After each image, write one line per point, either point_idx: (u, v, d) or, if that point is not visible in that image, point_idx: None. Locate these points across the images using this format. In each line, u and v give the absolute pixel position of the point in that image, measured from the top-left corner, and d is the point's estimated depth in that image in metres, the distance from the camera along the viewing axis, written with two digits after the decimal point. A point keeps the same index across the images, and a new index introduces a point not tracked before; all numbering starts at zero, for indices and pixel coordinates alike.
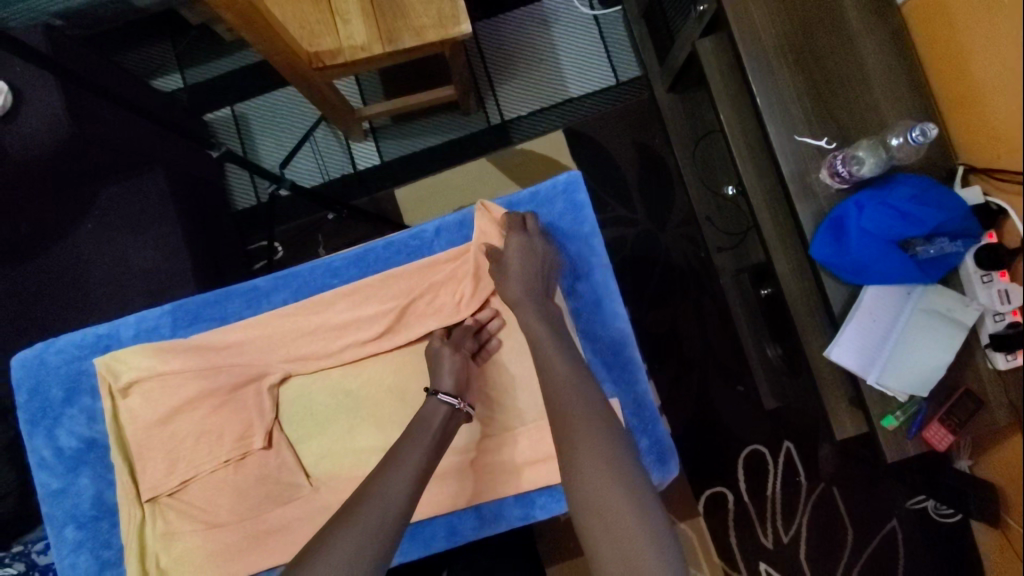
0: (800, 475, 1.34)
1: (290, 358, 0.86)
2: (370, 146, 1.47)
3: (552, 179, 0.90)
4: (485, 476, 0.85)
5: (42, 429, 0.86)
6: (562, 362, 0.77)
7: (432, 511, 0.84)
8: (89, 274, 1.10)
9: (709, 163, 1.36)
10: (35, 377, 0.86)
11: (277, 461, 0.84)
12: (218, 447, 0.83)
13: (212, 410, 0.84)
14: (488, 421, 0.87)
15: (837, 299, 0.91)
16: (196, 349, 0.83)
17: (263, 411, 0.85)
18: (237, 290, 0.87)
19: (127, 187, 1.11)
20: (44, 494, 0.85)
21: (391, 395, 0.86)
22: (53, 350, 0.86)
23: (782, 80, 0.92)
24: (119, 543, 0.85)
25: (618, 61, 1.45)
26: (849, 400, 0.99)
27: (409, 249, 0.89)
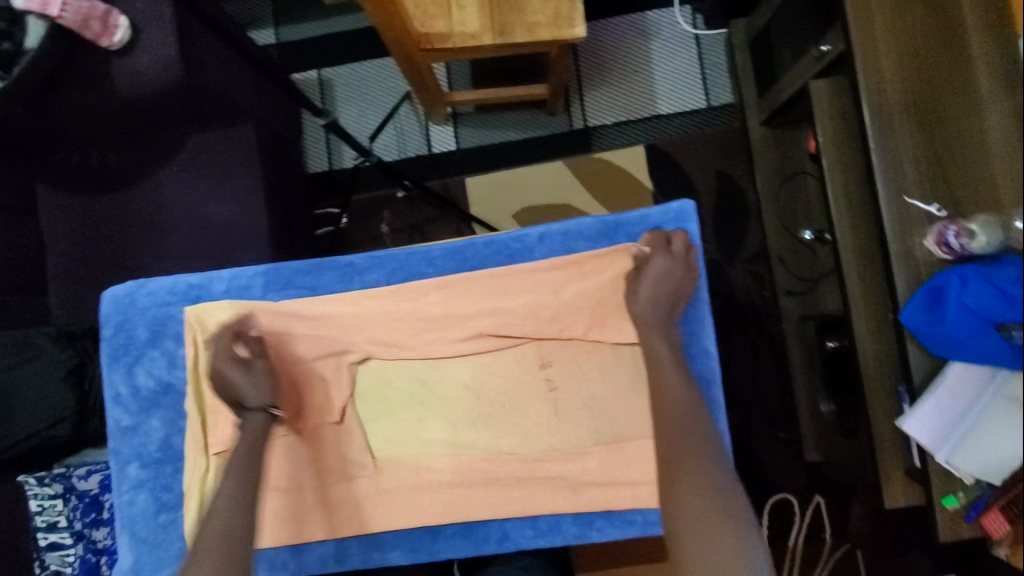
0: (825, 531, 1.33)
1: (373, 341, 0.87)
2: (448, 130, 1.46)
3: (665, 206, 0.85)
4: (541, 493, 0.83)
5: (123, 365, 0.88)
6: (671, 372, 0.77)
7: (493, 514, 0.83)
8: (168, 215, 1.12)
9: (791, 206, 1.32)
10: (123, 315, 0.88)
11: (349, 438, 0.86)
12: (293, 416, 0.86)
13: (292, 376, 0.86)
14: (558, 433, 0.85)
15: (918, 370, 0.88)
16: (281, 311, 0.85)
17: (342, 385, 0.86)
18: (330, 262, 0.88)
19: (219, 137, 1.13)
20: (115, 429, 0.87)
21: (471, 396, 0.86)
22: (143, 291, 0.88)
23: (900, 138, 0.89)
24: (178, 489, 0.86)
25: (713, 85, 1.43)
26: (905, 471, 0.98)
27: (508, 250, 0.88)
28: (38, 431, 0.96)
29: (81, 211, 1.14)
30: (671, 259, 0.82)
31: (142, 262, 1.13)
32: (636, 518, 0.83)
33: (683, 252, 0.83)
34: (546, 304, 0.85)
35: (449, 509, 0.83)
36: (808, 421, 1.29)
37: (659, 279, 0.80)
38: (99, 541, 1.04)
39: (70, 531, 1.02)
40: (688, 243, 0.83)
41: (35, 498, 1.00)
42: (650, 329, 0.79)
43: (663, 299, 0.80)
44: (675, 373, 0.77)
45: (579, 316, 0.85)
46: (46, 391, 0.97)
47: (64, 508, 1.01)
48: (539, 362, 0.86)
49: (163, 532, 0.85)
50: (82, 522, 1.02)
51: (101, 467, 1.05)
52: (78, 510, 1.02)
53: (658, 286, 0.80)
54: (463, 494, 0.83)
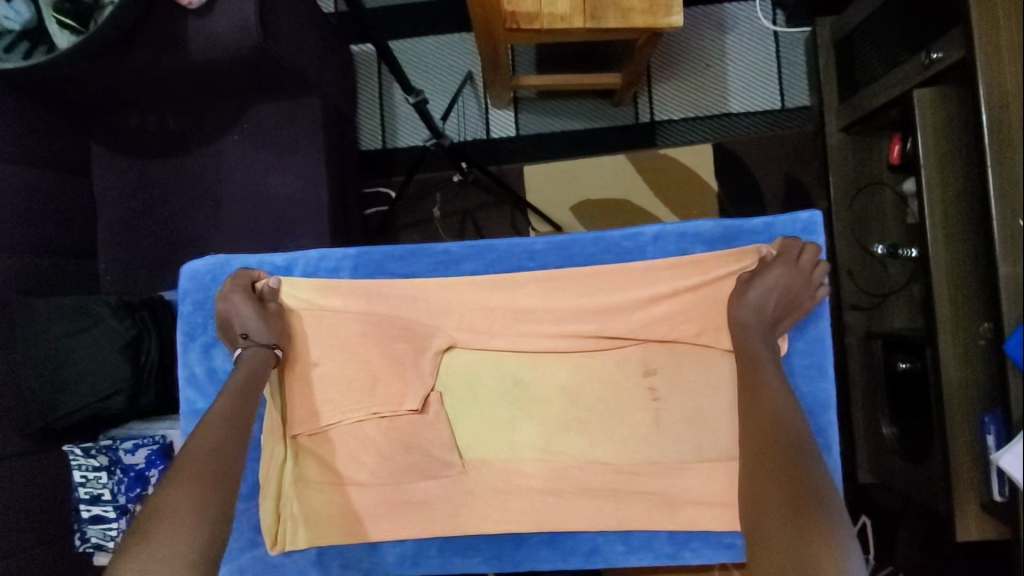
0: (869, 552, 1.31)
1: (460, 328, 0.84)
2: (509, 115, 1.41)
3: (793, 215, 0.81)
4: (635, 505, 0.81)
5: (200, 345, 0.84)
6: (771, 374, 0.74)
7: (580, 525, 0.81)
8: (226, 185, 1.08)
9: (864, 217, 1.26)
10: (203, 292, 0.84)
11: (431, 431, 0.83)
12: (371, 399, 0.83)
13: (372, 359, 0.83)
14: (633, 448, 0.83)
15: (1019, 404, 0.83)
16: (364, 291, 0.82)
17: (423, 376, 0.84)
18: (426, 251, 0.84)
19: (283, 108, 1.08)
20: (188, 411, 0.83)
21: (564, 398, 0.85)
22: (229, 268, 0.84)
23: (1020, 158, 0.83)
24: (253, 476, 0.84)
25: (789, 87, 1.37)
26: (980, 503, 0.94)
27: (618, 249, 0.84)
28: (92, 403, 0.93)
29: (140, 177, 1.10)
30: (792, 267, 0.78)
31: (197, 234, 1.09)
32: (731, 541, 0.81)
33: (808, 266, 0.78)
34: (643, 306, 0.82)
35: (540, 519, 0.81)
36: (863, 440, 1.26)
37: (774, 286, 0.77)
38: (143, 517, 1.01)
39: (114, 505, 0.99)
40: (815, 258, 0.79)
41: (79, 468, 0.98)
42: (750, 334, 0.77)
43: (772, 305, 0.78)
44: (775, 376, 0.74)
45: (681, 323, 0.82)
46: (99, 361, 0.93)
47: (109, 481, 0.98)
48: (641, 370, 0.84)
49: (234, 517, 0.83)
50: (126, 496, 0.99)
51: (147, 442, 0.98)
52: (122, 484, 0.99)
53: (771, 293, 0.77)
54: (539, 500, 0.82)
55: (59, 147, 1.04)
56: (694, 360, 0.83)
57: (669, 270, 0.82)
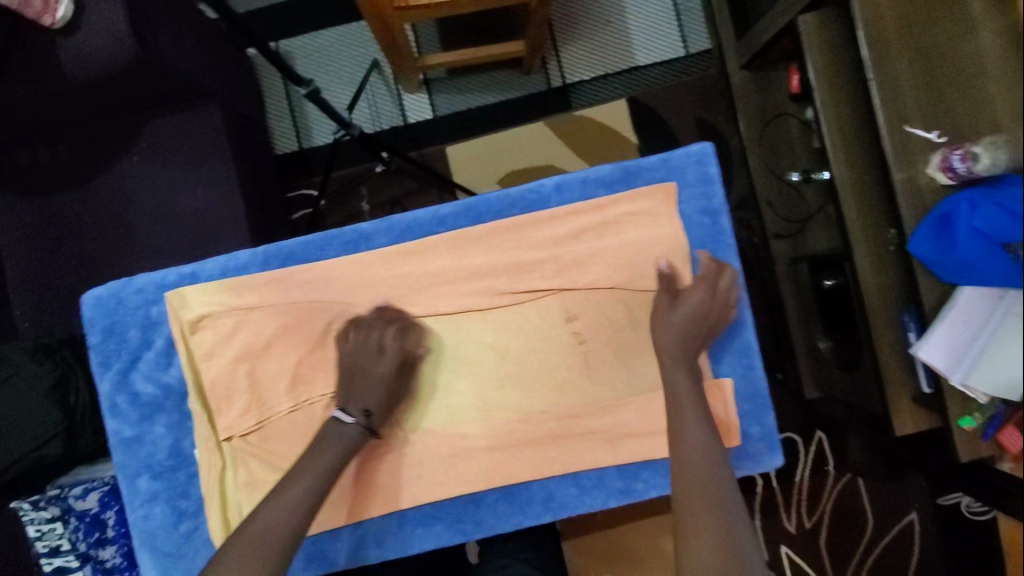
0: (828, 464, 1.40)
1: (375, 299, 0.82)
2: (423, 98, 1.39)
3: (685, 148, 0.82)
4: (578, 448, 0.82)
5: (116, 372, 0.80)
6: (693, 414, 0.75)
7: (535, 475, 0.81)
8: (132, 208, 1.03)
9: (776, 147, 1.32)
10: (111, 317, 0.81)
11: (369, 411, 0.81)
12: (303, 389, 0.80)
13: (292, 347, 0.80)
14: (570, 394, 0.82)
15: (928, 296, 0.90)
16: (277, 283, 0.80)
17: (346, 353, 0.81)
18: (337, 234, 0.82)
19: (181, 121, 1.03)
20: (117, 442, 0.81)
21: (494, 354, 0.84)
22: (131, 289, 0.80)
23: (898, 66, 0.88)
24: (197, 494, 0.81)
25: (690, 33, 1.40)
26: (912, 398, 1.01)
27: (524, 203, 0.84)
28: (25, 455, 0.88)
29: (37, 214, 1.04)
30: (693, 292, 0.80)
31: (111, 264, 1.04)
32: None
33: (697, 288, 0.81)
34: (565, 255, 0.82)
35: (489, 475, 0.81)
36: (805, 358, 1.33)
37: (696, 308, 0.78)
38: (107, 561, 0.97)
39: (75, 555, 0.95)
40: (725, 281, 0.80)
41: (31, 523, 0.93)
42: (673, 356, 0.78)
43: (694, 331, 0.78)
44: (696, 422, 0.74)
45: (599, 271, 0.82)
46: (26, 409, 0.89)
47: (65, 531, 0.94)
48: (564, 316, 0.83)
49: (187, 540, 0.80)
50: (86, 542, 0.95)
51: (97, 484, 0.97)
52: (80, 531, 0.95)
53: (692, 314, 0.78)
54: (488, 455, 0.82)
55: None
56: (612, 309, 0.83)
57: (575, 215, 0.83)
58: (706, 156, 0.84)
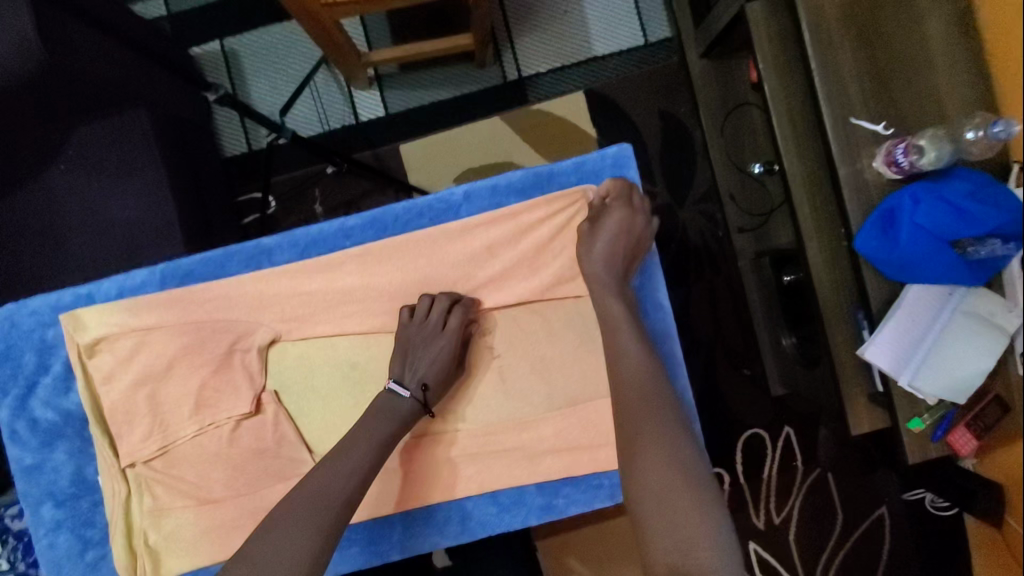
0: (796, 460, 1.37)
1: (281, 318, 0.79)
2: (374, 96, 1.35)
3: (600, 151, 0.81)
4: (498, 463, 0.80)
5: (13, 399, 0.78)
6: (626, 343, 0.75)
7: (447, 495, 0.79)
8: (60, 220, 1.01)
9: (737, 138, 1.27)
10: (6, 342, 0.78)
11: (275, 436, 0.79)
12: (211, 412, 0.78)
13: (195, 370, 0.77)
14: (484, 411, 0.81)
15: (876, 296, 0.85)
16: (179, 301, 0.77)
17: (252, 374, 0.79)
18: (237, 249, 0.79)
19: (109, 128, 1.01)
20: (17, 470, 0.78)
21: None
22: (25, 312, 0.77)
23: (841, 55, 0.84)
24: (103, 522, 0.79)
25: (648, 21, 1.35)
26: (868, 397, 0.97)
27: (431, 213, 0.81)
28: None
29: None
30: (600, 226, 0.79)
31: (41, 278, 1.02)
32: (602, 481, 0.81)
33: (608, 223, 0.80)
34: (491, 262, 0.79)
35: (405, 497, 0.79)
36: (770, 356, 1.30)
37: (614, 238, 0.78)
38: None
39: (13, 575, 0.94)
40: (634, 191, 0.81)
41: None
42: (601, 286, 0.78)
43: (618, 254, 0.79)
44: (635, 360, 0.74)
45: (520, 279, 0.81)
46: None
47: (4, 552, 0.94)
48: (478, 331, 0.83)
49: (94, 569, 0.78)
50: (25, 562, 0.95)
51: None
52: (19, 550, 0.95)
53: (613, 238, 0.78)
54: (415, 468, 0.80)
55: None
56: (526, 324, 0.82)
57: (487, 224, 0.80)
58: (622, 158, 0.82)
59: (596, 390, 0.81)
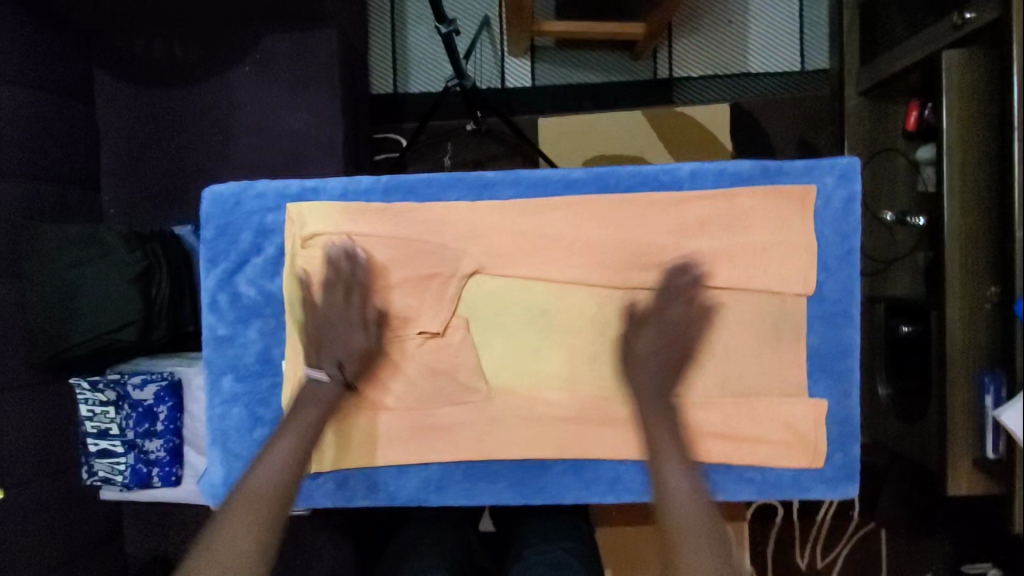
0: (852, 508, 1.38)
1: (489, 251, 0.76)
2: (525, 65, 1.38)
3: (833, 160, 0.73)
4: (660, 440, 0.74)
5: (222, 272, 0.78)
6: (670, 456, 0.66)
7: (607, 452, 0.75)
8: (236, 118, 1.05)
9: (877, 186, 1.26)
10: (227, 217, 0.78)
11: (457, 358, 0.76)
12: (400, 326, 0.76)
13: (395, 282, 0.75)
14: (657, 383, 0.75)
15: (1023, 362, 0.86)
16: (393, 213, 0.75)
17: (442, 300, 0.76)
18: (459, 178, 0.76)
19: (295, 40, 1.03)
20: (209, 338, 0.78)
21: (592, 329, 0.76)
22: (252, 193, 0.77)
23: None
24: (276, 406, 0.77)
25: (809, 49, 1.36)
26: (973, 462, 0.98)
27: (653, 183, 0.75)
28: (101, 334, 0.86)
29: (148, 104, 1.07)
30: (686, 320, 0.71)
31: (206, 168, 1.07)
32: (751, 477, 0.76)
33: (700, 327, 0.72)
34: None
35: (564, 446, 0.75)
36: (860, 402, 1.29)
37: (660, 332, 0.70)
38: (151, 453, 1.01)
39: (122, 440, 0.99)
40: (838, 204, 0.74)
41: (87, 402, 0.97)
42: (645, 390, 0.70)
43: (668, 349, 0.70)
44: (675, 458, 0.66)
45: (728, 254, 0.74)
46: (105, 292, 0.86)
47: (116, 416, 0.98)
48: (670, 304, 0.75)
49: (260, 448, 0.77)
50: (134, 431, 0.99)
51: (156, 377, 0.99)
52: (130, 419, 0.99)
53: (664, 332, 0.71)
54: None
55: (57, 67, 0.99)
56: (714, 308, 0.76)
57: (706, 202, 0.75)
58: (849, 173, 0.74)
59: (775, 388, 0.74)
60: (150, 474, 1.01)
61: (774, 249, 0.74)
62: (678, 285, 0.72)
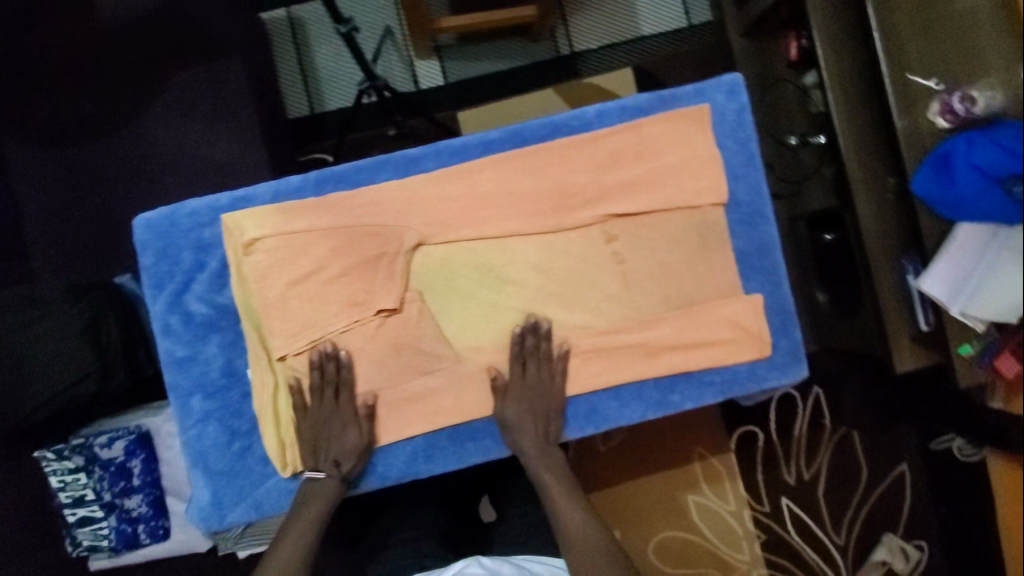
0: (824, 418, 1.46)
1: (427, 222, 0.82)
2: (434, 66, 1.42)
3: (718, 78, 0.83)
4: (626, 365, 0.82)
5: (169, 293, 0.83)
6: (559, 491, 0.77)
7: (576, 389, 0.81)
8: (156, 160, 1.04)
9: (775, 113, 1.37)
10: (164, 240, 0.82)
11: (418, 329, 0.83)
12: (353, 310, 0.81)
13: (344, 271, 0.80)
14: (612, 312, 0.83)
15: (930, 235, 0.95)
16: (330, 206, 0.81)
17: (395, 276, 0.81)
18: (388, 158, 0.83)
19: (202, 73, 1.04)
20: (169, 361, 0.83)
21: (538, 275, 0.84)
22: (184, 212, 0.82)
23: (898, 18, 0.95)
24: (250, 414, 0.83)
25: (691, 5, 1.46)
26: (911, 337, 1.05)
27: (566, 128, 0.84)
28: (59, 394, 0.88)
29: (60, 164, 1.05)
30: (546, 380, 0.80)
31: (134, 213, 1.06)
32: (713, 380, 0.83)
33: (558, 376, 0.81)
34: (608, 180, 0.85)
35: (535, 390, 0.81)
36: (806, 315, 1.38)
37: (530, 393, 0.79)
38: (133, 509, 0.99)
39: (99, 504, 0.97)
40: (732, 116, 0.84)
41: (55, 473, 0.96)
42: (519, 433, 0.79)
43: (534, 405, 0.79)
44: (567, 492, 0.77)
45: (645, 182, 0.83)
46: (57, 351, 0.88)
47: (90, 481, 0.96)
48: (603, 237, 0.83)
49: (241, 458, 0.82)
50: (111, 492, 0.97)
51: (123, 433, 0.97)
52: (105, 480, 0.96)
53: (533, 391, 0.79)
54: None
55: None
56: (646, 236, 0.83)
57: (616, 138, 0.83)
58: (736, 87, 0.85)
59: (715, 291, 0.83)
60: (136, 532, 1.00)
61: (689, 164, 0.82)
62: (538, 346, 0.80)
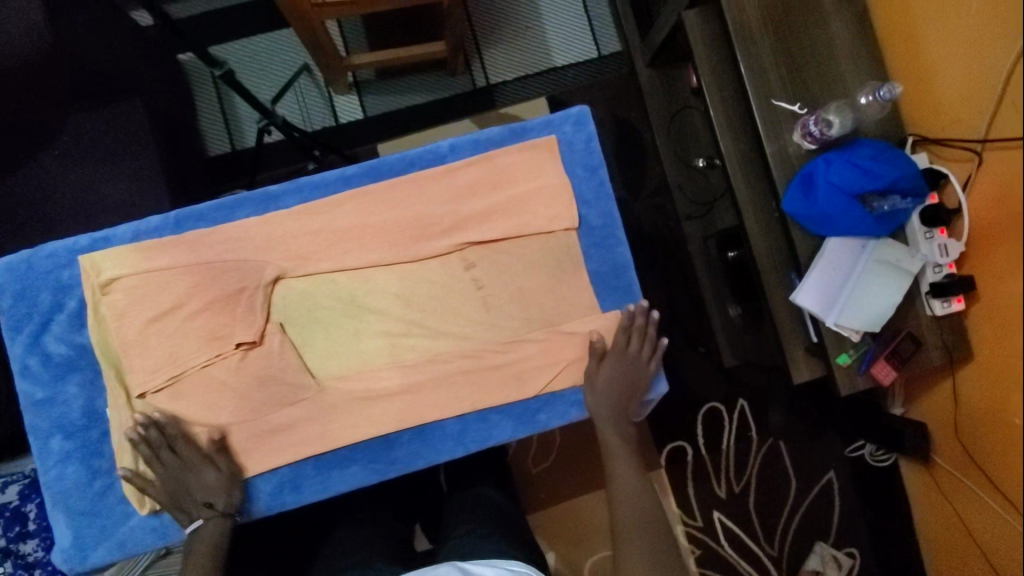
0: (750, 430, 1.47)
1: (286, 256, 0.90)
2: (354, 101, 1.46)
3: (561, 111, 0.93)
4: (496, 385, 0.88)
5: (28, 335, 0.88)
6: (623, 456, 0.84)
7: (444, 413, 0.88)
8: (54, 201, 1.05)
9: (683, 136, 1.42)
10: (24, 283, 0.88)
11: (281, 362, 0.89)
12: (210, 346, 0.88)
13: (202, 310, 0.88)
14: (479, 334, 0.90)
15: (803, 249, 0.99)
16: (185, 244, 0.88)
17: (254, 310, 0.89)
18: (246, 196, 0.90)
19: (103, 115, 1.07)
20: (29, 404, 0.88)
21: (396, 301, 0.92)
22: (42, 255, 0.88)
23: (762, 49, 1.00)
24: (110, 453, 0.88)
25: (600, 36, 1.52)
26: (806, 348, 1.03)
27: (421, 161, 0.93)
28: None
29: None
30: (638, 355, 0.88)
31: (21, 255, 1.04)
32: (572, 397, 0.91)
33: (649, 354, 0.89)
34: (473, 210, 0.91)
35: (404, 414, 0.88)
36: (722, 329, 1.42)
37: (618, 367, 0.87)
38: (28, 555, 0.97)
39: None
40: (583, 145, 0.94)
41: None
42: (601, 400, 0.87)
43: (618, 381, 0.87)
44: (629, 463, 0.83)
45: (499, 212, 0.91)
46: None
47: None
48: (462, 264, 0.91)
49: (101, 497, 0.88)
50: (5, 537, 0.97)
51: (16, 477, 0.99)
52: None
53: (620, 364, 0.87)
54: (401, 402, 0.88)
55: None
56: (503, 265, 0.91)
57: (473, 167, 0.92)
58: (582, 118, 0.95)
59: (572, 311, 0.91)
60: None
61: (540, 191, 0.91)
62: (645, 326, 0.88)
